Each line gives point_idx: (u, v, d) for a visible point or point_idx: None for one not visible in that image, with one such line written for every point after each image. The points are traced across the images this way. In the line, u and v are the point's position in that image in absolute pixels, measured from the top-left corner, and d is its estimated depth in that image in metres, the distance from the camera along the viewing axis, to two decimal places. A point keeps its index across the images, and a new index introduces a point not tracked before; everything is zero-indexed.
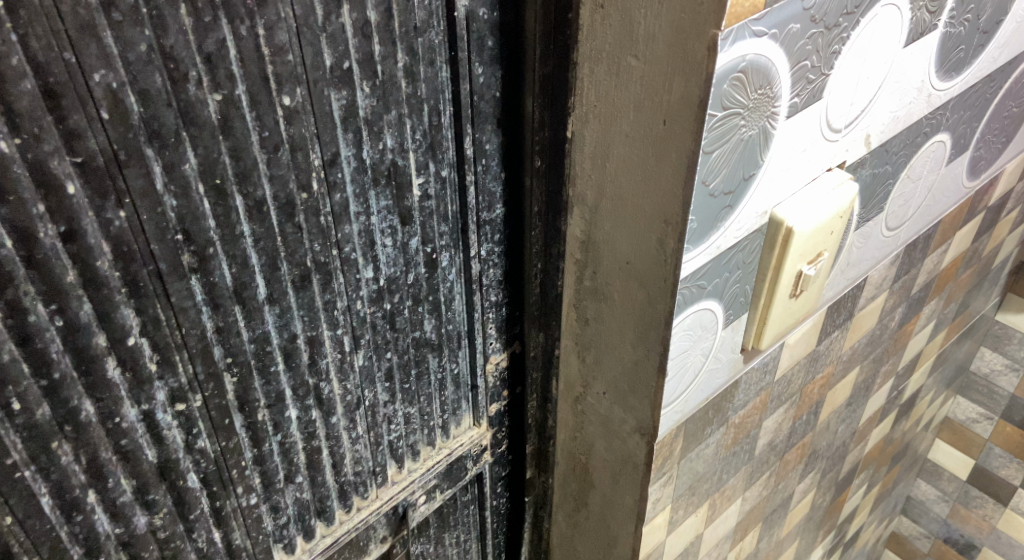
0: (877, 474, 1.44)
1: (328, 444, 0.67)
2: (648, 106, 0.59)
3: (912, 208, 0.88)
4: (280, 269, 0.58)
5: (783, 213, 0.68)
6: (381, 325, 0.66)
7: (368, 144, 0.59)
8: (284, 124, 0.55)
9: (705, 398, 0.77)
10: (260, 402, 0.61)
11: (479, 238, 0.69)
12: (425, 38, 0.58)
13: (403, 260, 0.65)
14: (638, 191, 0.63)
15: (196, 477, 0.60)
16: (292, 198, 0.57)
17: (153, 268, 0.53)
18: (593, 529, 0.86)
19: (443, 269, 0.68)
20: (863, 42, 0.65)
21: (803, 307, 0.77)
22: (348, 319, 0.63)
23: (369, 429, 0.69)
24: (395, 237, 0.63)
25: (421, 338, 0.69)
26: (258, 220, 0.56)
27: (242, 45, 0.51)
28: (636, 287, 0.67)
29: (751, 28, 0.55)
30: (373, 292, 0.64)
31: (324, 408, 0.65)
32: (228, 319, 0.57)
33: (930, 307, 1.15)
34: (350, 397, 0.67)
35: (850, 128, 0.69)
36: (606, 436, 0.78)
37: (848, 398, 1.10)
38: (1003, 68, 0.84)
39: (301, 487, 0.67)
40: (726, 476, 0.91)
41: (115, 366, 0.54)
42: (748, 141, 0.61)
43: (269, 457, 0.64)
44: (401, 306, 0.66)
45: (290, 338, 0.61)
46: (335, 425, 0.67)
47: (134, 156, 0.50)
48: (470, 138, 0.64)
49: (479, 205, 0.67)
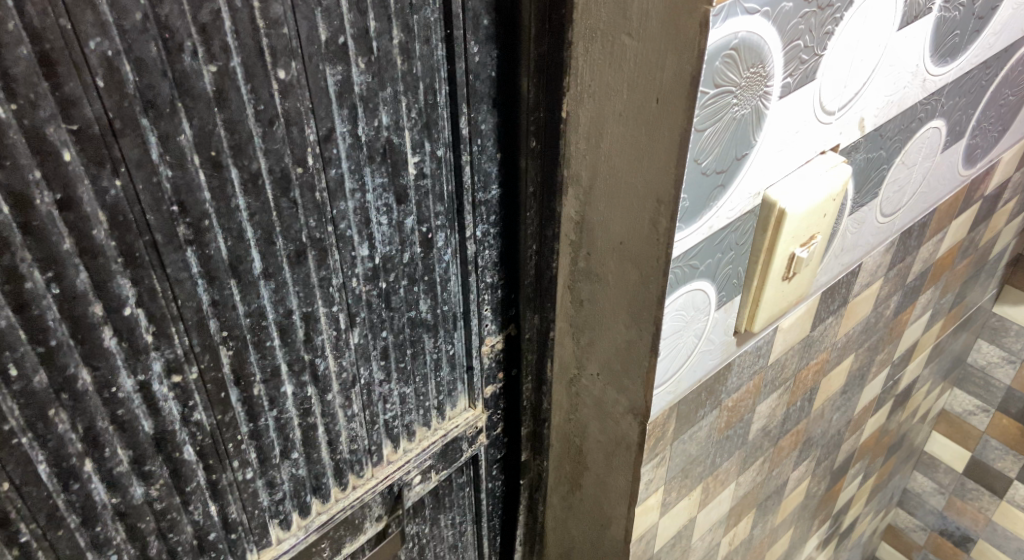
0: (873, 465, 1.45)
1: (323, 420, 0.68)
2: (641, 85, 0.60)
3: (907, 194, 0.89)
4: (276, 244, 0.59)
5: (775, 195, 0.69)
6: (376, 303, 0.66)
7: (363, 121, 0.59)
8: (279, 98, 0.55)
9: (698, 380, 0.78)
10: (256, 377, 0.62)
11: (474, 219, 0.69)
12: (421, 16, 0.58)
13: (399, 238, 0.65)
14: (632, 171, 0.63)
15: (192, 449, 0.61)
16: (287, 173, 0.57)
17: (149, 238, 0.53)
18: (587, 511, 0.87)
19: (439, 249, 0.68)
20: (857, 24, 0.65)
21: (796, 291, 0.78)
22: (344, 297, 0.64)
23: (364, 408, 0.70)
24: (391, 215, 0.64)
25: (416, 317, 0.70)
26: (254, 194, 0.56)
27: (237, 17, 0.52)
28: (630, 267, 0.67)
29: (743, 6, 0.56)
30: (368, 269, 0.65)
31: (319, 385, 0.66)
32: (223, 293, 0.58)
33: (927, 297, 1.15)
34: (346, 374, 0.67)
35: (844, 111, 0.70)
36: (600, 418, 0.79)
37: (844, 386, 1.10)
38: (999, 55, 0.84)
39: (297, 463, 0.68)
40: (720, 460, 0.92)
41: (111, 335, 0.54)
42: (740, 120, 0.61)
43: (265, 432, 0.64)
44: (396, 285, 0.67)
45: (286, 313, 0.61)
46: (330, 402, 0.67)
47: (129, 125, 0.50)
48: (465, 117, 0.64)
49: (475, 185, 0.68)
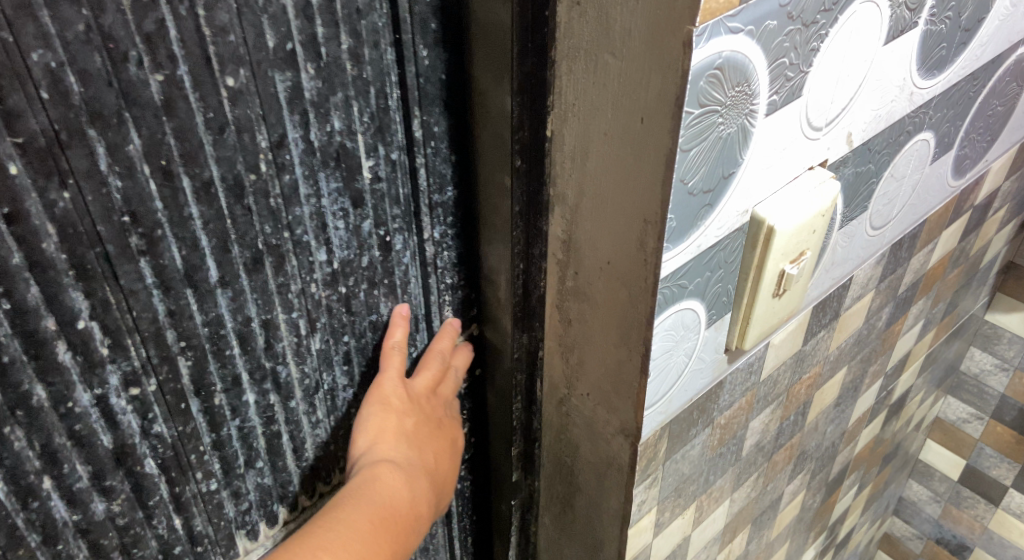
0: (868, 475, 1.44)
1: (288, 428, 0.69)
2: (626, 104, 0.59)
3: (897, 207, 0.88)
4: (232, 252, 0.60)
5: (764, 212, 0.68)
6: (336, 308, 0.68)
7: (315, 126, 0.61)
8: (228, 106, 0.56)
9: (689, 399, 0.77)
10: (216, 386, 0.63)
11: (431, 220, 0.71)
12: (368, 21, 0.60)
13: (357, 242, 0.67)
14: (618, 190, 0.62)
15: (153, 462, 0.62)
16: (240, 180, 0.58)
17: (100, 250, 0.54)
18: (580, 533, 0.86)
19: (398, 252, 0.70)
20: (843, 40, 0.64)
21: (786, 307, 0.77)
22: (303, 302, 0.65)
23: (328, 414, 0.72)
24: (347, 219, 0.65)
25: (377, 321, 0.72)
26: (207, 202, 0.57)
27: (182, 25, 0.52)
28: (618, 287, 0.66)
29: (727, 25, 0.55)
30: (327, 275, 0.66)
31: (282, 393, 0.67)
32: (180, 303, 0.59)
33: (919, 307, 1.15)
34: (308, 380, 0.69)
35: (831, 126, 0.69)
36: (591, 439, 0.78)
37: (837, 398, 1.09)
38: (986, 67, 0.84)
39: (262, 472, 0.69)
40: (713, 477, 0.91)
41: (65, 349, 0.55)
42: (726, 139, 0.61)
43: (228, 442, 0.66)
44: (356, 289, 0.69)
45: (245, 321, 0.63)
46: (295, 409, 0.69)
47: (75, 136, 0.51)
48: (417, 120, 0.66)
49: (430, 187, 0.69)
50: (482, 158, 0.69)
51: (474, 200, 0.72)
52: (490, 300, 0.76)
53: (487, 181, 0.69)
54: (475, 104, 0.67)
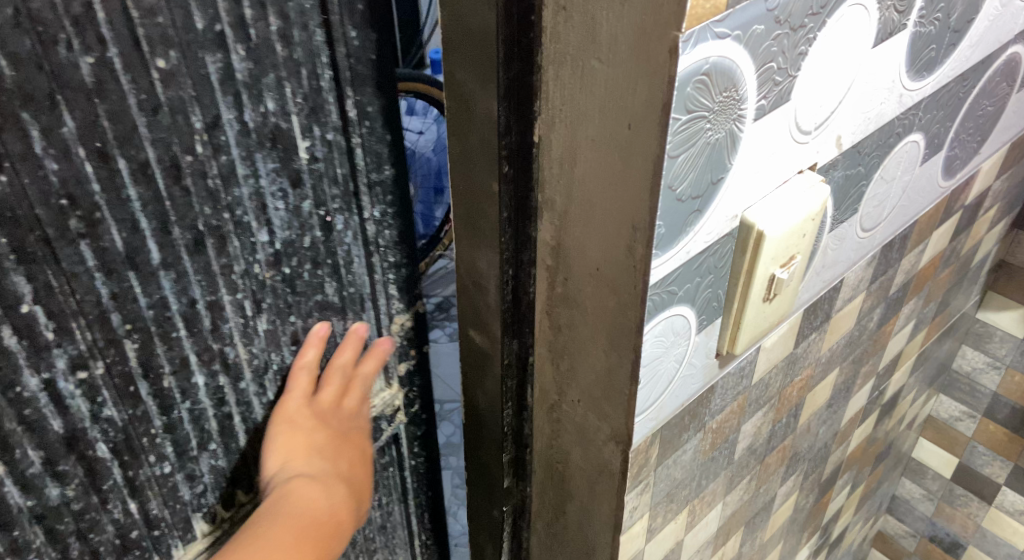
0: (861, 475, 1.44)
1: (238, 409, 0.75)
2: (612, 110, 0.58)
3: (888, 208, 0.88)
4: (173, 234, 0.64)
5: (754, 217, 0.67)
6: (281, 288, 0.73)
7: (250, 108, 0.64)
8: (160, 87, 0.59)
9: (681, 404, 0.76)
10: (165, 369, 0.68)
11: (371, 199, 0.74)
12: (296, 3, 0.63)
13: (298, 222, 0.71)
14: (606, 196, 0.62)
15: (105, 446, 0.67)
16: (176, 160, 0.62)
17: (40, 233, 0.58)
18: (571, 539, 0.85)
19: (339, 232, 0.74)
20: (831, 43, 0.64)
21: (777, 311, 0.76)
22: (247, 284, 0.70)
23: (279, 396, 0.78)
24: (287, 200, 0.69)
25: (323, 300, 0.76)
26: (144, 183, 0.61)
27: (108, 8, 0.56)
28: (607, 294, 0.66)
29: (713, 30, 0.55)
30: (270, 255, 0.71)
31: (232, 373, 0.73)
32: (123, 285, 0.63)
33: (910, 307, 1.14)
34: (256, 360, 0.74)
35: (821, 129, 0.69)
36: (582, 445, 0.77)
37: (829, 399, 1.09)
38: (975, 68, 0.83)
39: (215, 454, 0.75)
40: (705, 481, 0.90)
41: (10, 334, 0.59)
42: (715, 144, 0.60)
43: (179, 424, 0.71)
44: (300, 269, 0.73)
45: (189, 303, 0.67)
46: (244, 390, 0.75)
47: (9, 119, 0.55)
48: (351, 100, 0.69)
49: (367, 166, 0.73)
50: (471, 163, 0.68)
51: (464, 206, 0.71)
52: (480, 306, 0.76)
53: (476, 187, 0.69)
54: (463, 109, 0.66)
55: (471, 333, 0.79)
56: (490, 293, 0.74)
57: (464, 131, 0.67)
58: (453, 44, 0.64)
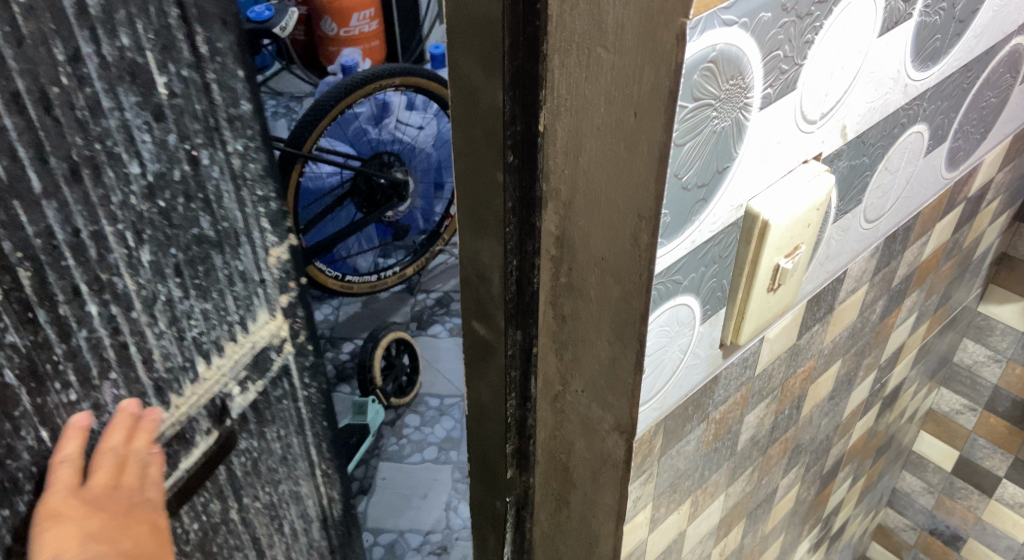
0: (862, 467, 1.44)
1: (134, 339, 0.80)
2: (618, 98, 0.58)
3: (892, 199, 0.88)
4: (50, 163, 0.69)
5: (759, 207, 0.67)
6: (157, 220, 0.79)
7: (106, 41, 0.71)
8: (22, 20, 0.65)
9: (684, 394, 0.76)
10: (59, 296, 0.73)
11: (233, 134, 0.83)
12: None
13: (166, 155, 0.78)
14: (611, 185, 0.62)
15: (11, 374, 0.72)
16: (45, 90, 0.68)
17: None
18: (574, 529, 0.85)
19: (206, 165, 0.82)
20: (837, 32, 0.64)
21: (781, 301, 0.76)
22: (125, 215, 0.76)
23: (170, 324, 0.83)
24: (152, 131, 0.76)
25: (199, 234, 0.83)
26: (18, 113, 0.67)
27: None
28: (612, 283, 0.66)
29: (720, 17, 0.55)
30: (143, 187, 0.77)
31: (122, 303, 0.78)
32: (9, 214, 0.68)
33: (912, 299, 1.15)
34: (144, 291, 0.80)
35: (826, 119, 0.69)
36: (585, 435, 0.77)
37: (831, 391, 1.09)
38: (980, 58, 0.83)
39: (117, 383, 0.80)
40: (708, 472, 0.90)
41: None
42: (721, 133, 0.60)
43: (79, 351, 0.76)
44: (173, 202, 0.80)
45: (74, 232, 0.72)
46: (137, 320, 0.80)
47: None
48: (201, 37, 0.77)
49: (225, 101, 0.81)
50: (475, 153, 0.68)
51: (468, 196, 0.71)
52: (483, 297, 0.76)
53: (480, 176, 0.69)
54: (466, 98, 0.66)
55: (474, 325, 0.79)
56: (493, 284, 0.74)
57: (469, 120, 0.67)
58: (458, 33, 0.64)
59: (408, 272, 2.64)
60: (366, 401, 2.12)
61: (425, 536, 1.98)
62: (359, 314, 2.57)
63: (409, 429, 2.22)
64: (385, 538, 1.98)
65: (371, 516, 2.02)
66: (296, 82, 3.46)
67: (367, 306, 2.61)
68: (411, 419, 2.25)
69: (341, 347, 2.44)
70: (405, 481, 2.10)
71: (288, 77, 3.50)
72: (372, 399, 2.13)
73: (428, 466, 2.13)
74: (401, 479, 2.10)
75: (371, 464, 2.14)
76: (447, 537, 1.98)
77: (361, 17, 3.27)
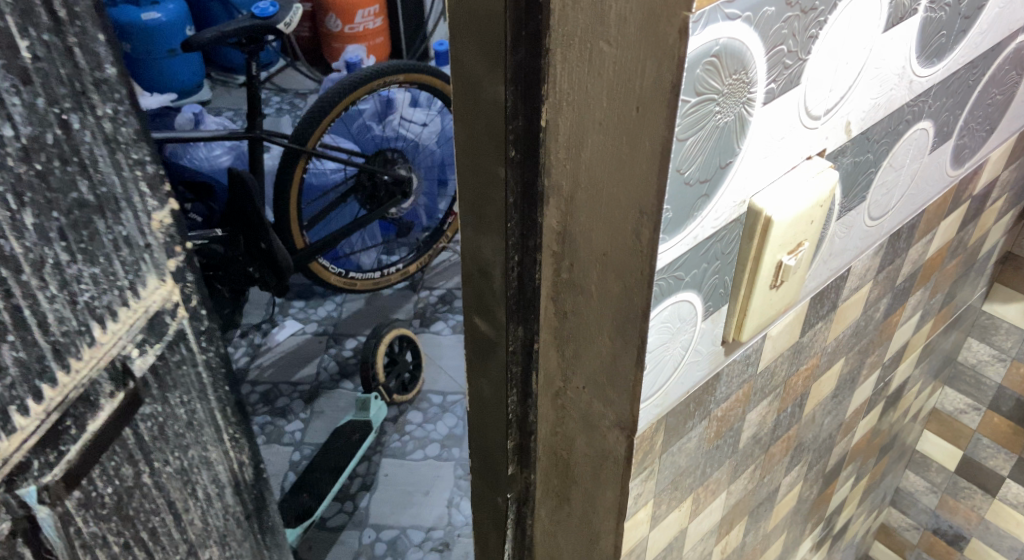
0: (865, 466, 1.43)
1: (28, 304, 0.74)
2: (621, 92, 0.58)
3: (895, 197, 0.87)
4: None
5: (762, 203, 0.67)
6: (36, 183, 0.73)
7: None
8: None
9: (686, 391, 0.76)
10: None
11: (101, 97, 0.77)
12: None
13: (37, 117, 0.72)
14: (613, 180, 0.62)
15: None
16: None
17: None
18: (575, 526, 0.85)
19: (77, 130, 0.76)
20: (842, 26, 0.63)
21: (783, 298, 0.76)
22: (4, 176, 0.71)
23: (62, 288, 0.77)
24: (20, 94, 0.70)
25: (78, 199, 0.77)
26: None
27: None
28: (613, 279, 0.66)
29: (723, 11, 0.55)
30: (19, 150, 0.71)
31: (8, 267, 0.72)
32: None
33: (916, 298, 1.14)
34: (32, 254, 0.74)
35: (830, 115, 0.68)
36: (586, 432, 0.77)
37: (834, 389, 1.08)
38: (986, 55, 0.83)
39: (15, 346, 0.74)
40: (710, 469, 0.90)
41: None
42: (724, 128, 0.60)
43: None
44: (50, 166, 0.74)
45: None
46: (27, 284, 0.74)
47: None
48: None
49: (89, 64, 0.75)
50: (477, 148, 0.68)
51: (469, 192, 0.71)
52: (485, 292, 0.76)
53: (481, 171, 0.69)
54: (469, 93, 0.66)
55: (476, 321, 0.78)
56: (495, 280, 0.74)
57: (470, 115, 0.67)
58: (460, 28, 0.64)
59: (411, 269, 2.64)
60: (369, 397, 2.12)
61: (427, 533, 1.98)
62: (362, 310, 2.57)
63: (412, 425, 2.22)
64: (387, 534, 1.98)
65: (373, 512, 2.02)
66: (301, 78, 3.46)
67: (370, 302, 2.61)
68: (413, 416, 2.25)
69: (344, 343, 2.44)
70: (407, 477, 2.10)
71: (292, 73, 3.50)
72: (375, 395, 2.13)
73: (430, 462, 2.13)
74: (404, 475, 2.10)
75: (373, 460, 2.14)
76: (449, 534, 1.98)
77: (365, 13, 3.27)
